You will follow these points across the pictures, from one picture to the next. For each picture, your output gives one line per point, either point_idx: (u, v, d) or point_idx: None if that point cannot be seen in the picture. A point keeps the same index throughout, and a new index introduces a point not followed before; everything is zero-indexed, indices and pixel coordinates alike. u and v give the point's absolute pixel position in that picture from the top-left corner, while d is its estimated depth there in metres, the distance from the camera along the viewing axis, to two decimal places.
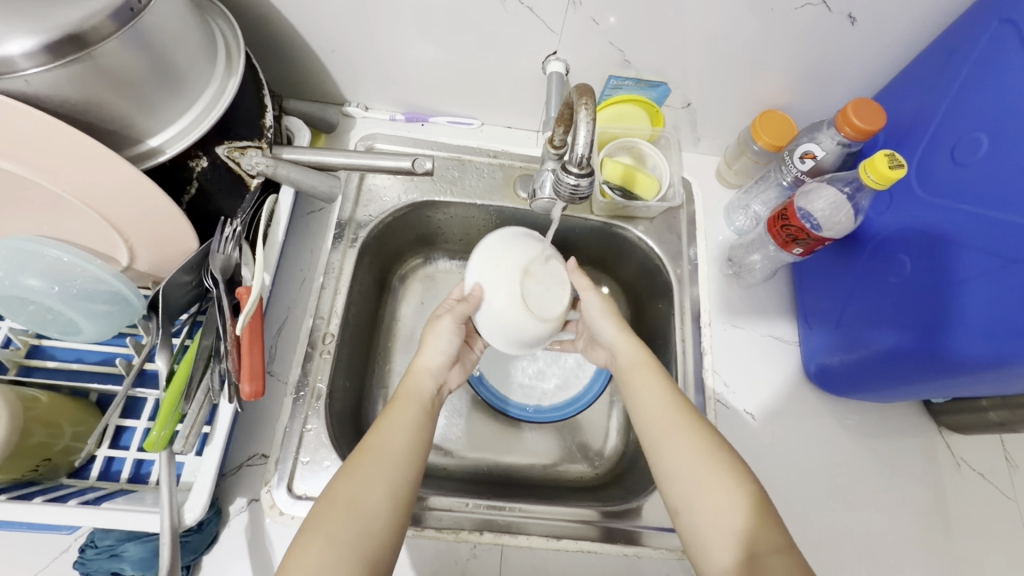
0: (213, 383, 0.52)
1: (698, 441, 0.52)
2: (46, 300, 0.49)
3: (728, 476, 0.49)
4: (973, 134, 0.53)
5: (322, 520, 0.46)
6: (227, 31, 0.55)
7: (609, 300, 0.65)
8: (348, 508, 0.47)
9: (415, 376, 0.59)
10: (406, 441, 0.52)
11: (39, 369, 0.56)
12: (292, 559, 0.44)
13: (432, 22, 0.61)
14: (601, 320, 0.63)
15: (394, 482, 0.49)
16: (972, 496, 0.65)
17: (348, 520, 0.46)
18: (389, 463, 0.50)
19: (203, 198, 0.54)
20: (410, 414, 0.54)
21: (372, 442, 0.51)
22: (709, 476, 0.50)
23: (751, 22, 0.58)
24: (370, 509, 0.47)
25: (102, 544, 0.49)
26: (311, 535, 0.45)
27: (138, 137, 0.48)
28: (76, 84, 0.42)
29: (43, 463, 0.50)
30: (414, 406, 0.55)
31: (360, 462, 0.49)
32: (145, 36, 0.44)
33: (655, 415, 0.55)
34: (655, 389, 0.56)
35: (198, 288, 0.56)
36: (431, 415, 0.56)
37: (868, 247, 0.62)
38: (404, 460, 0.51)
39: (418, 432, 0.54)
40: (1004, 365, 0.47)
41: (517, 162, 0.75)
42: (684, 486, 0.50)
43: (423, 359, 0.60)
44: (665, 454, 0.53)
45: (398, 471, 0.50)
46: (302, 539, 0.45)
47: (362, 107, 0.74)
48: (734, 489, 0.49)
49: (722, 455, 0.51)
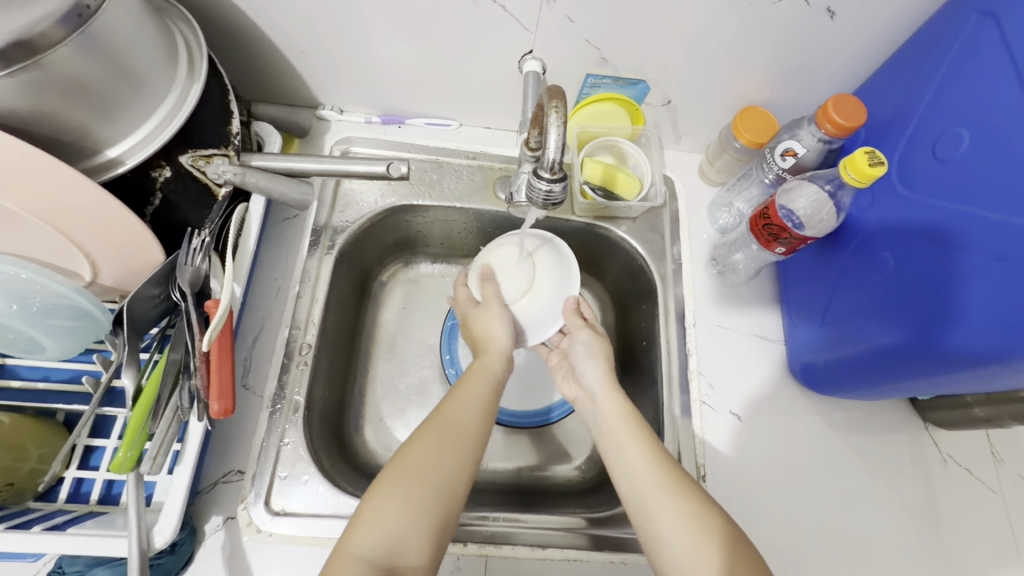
0: (181, 401, 0.50)
1: (683, 506, 0.49)
2: (5, 319, 0.47)
3: (719, 543, 0.46)
4: (955, 129, 0.52)
5: (400, 480, 0.47)
6: (189, 34, 0.53)
7: (603, 343, 0.63)
8: (427, 475, 0.47)
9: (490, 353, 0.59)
10: (474, 416, 0.53)
11: (3, 390, 0.54)
12: (364, 517, 0.45)
13: (403, 22, 0.59)
14: (586, 359, 0.63)
15: (465, 456, 0.50)
16: (959, 491, 0.65)
17: (427, 486, 0.47)
18: (461, 435, 0.51)
19: (169, 208, 0.52)
20: (481, 387, 0.56)
21: (443, 413, 0.52)
22: (698, 544, 0.46)
23: (729, 18, 0.57)
24: (449, 477, 0.48)
25: (70, 570, 0.47)
26: (386, 495, 0.46)
27: (96, 147, 0.46)
28: (24, 94, 0.40)
29: (6, 488, 0.48)
30: (483, 384, 0.56)
31: (435, 432, 0.50)
32: (98, 42, 0.42)
33: (637, 478, 0.52)
34: (638, 448, 0.53)
35: (167, 301, 0.55)
36: (496, 391, 0.57)
37: (851, 244, 0.61)
38: (473, 435, 0.52)
39: (483, 408, 0.55)
40: (1006, 361, 0.45)
41: (497, 163, 0.74)
42: (675, 552, 0.47)
43: (497, 339, 0.60)
44: (652, 521, 0.49)
45: (468, 444, 0.51)
46: (375, 498, 0.46)
47: (336, 109, 0.73)
48: (726, 557, 0.45)
49: (709, 521, 0.47)
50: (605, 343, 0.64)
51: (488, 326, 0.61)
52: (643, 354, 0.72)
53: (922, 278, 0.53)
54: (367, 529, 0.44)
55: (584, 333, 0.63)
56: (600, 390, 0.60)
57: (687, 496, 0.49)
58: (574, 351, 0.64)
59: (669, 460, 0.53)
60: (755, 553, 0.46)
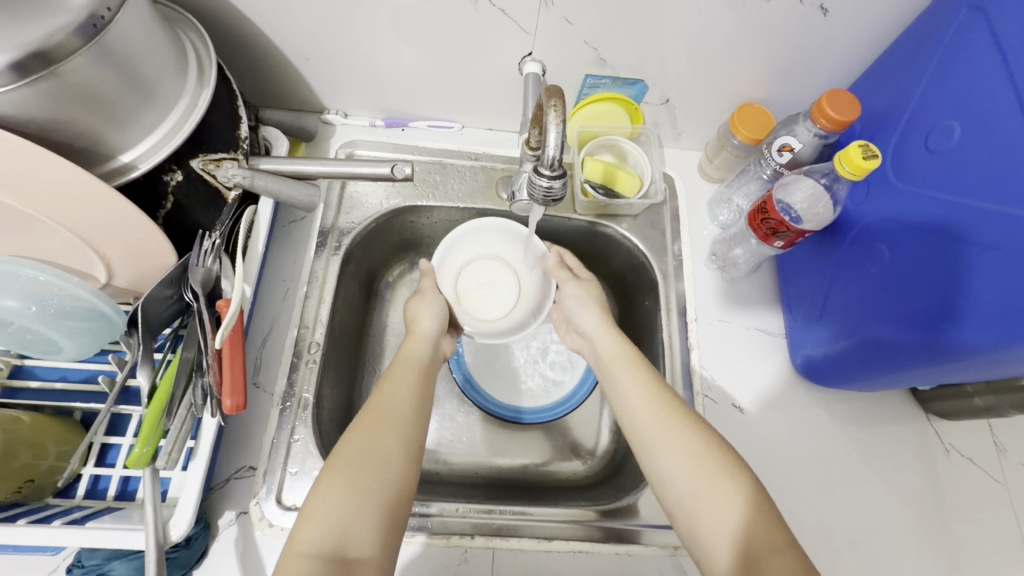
0: (195, 397, 0.51)
1: (685, 440, 0.50)
2: (24, 320, 0.48)
3: (715, 475, 0.48)
4: (946, 122, 0.53)
5: (348, 467, 0.48)
6: (198, 42, 0.55)
7: (591, 289, 0.68)
8: (366, 460, 0.48)
9: (416, 339, 0.63)
10: (408, 399, 0.55)
11: (22, 390, 0.55)
12: (308, 512, 0.45)
13: (405, 26, 0.61)
14: (581, 308, 0.67)
15: (406, 436, 0.51)
16: (962, 481, 0.66)
17: (367, 470, 0.48)
18: (397, 418, 0.52)
19: (180, 211, 0.53)
20: (408, 375, 0.57)
21: (378, 401, 0.53)
22: (697, 477, 0.48)
23: (726, 17, 0.58)
24: (390, 458, 0.49)
25: (89, 563, 0.48)
26: (330, 485, 0.46)
27: (110, 153, 0.48)
28: (43, 102, 0.42)
29: (25, 485, 0.50)
30: (412, 368, 0.59)
31: (371, 420, 0.51)
32: (113, 52, 0.44)
33: (641, 422, 0.54)
34: (641, 392, 0.55)
35: (180, 302, 0.56)
36: (426, 373, 0.59)
37: (848, 237, 0.62)
38: (407, 416, 0.53)
39: (419, 389, 0.57)
40: (1010, 349, 0.46)
41: (499, 163, 0.75)
42: (676, 485, 0.49)
43: (423, 324, 0.65)
44: (656, 458, 0.51)
45: (405, 426, 0.52)
46: (317, 491, 0.46)
47: (341, 114, 0.74)
48: (724, 489, 0.47)
49: (710, 454, 0.49)
50: (596, 288, 0.69)
51: (418, 315, 0.65)
52: (645, 350, 0.73)
53: (920, 271, 0.54)
54: (312, 521, 0.45)
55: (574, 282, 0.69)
56: (599, 333, 0.64)
57: (690, 432, 0.51)
58: (568, 302, 0.69)
59: (673, 400, 0.54)
60: (755, 484, 0.47)
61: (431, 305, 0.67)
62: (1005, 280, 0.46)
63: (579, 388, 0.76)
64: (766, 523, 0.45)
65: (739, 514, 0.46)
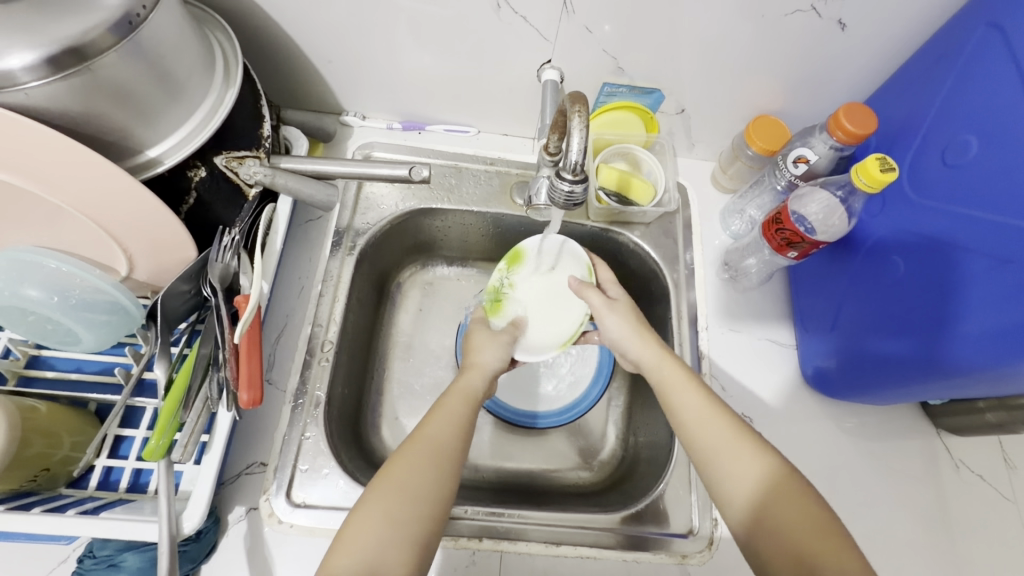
0: (211, 391, 0.52)
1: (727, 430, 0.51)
2: (46, 310, 0.49)
3: (767, 475, 0.48)
4: (963, 136, 0.53)
5: (381, 499, 0.47)
6: (226, 43, 0.56)
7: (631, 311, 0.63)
8: (405, 494, 0.47)
9: (475, 371, 0.59)
10: (452, 431, 0.52)
11: (39, 380, 0.56)
12: (343, 539, 0.45)
13: (427, 32, 0.62)
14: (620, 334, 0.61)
15: (444, 473, 0.49)
16: (972, 498, 0.65)
17: (400, 505, 0.46)
18: (439, 453, 0.50)
19: (202, 207, 0.54)
20: (458, 408, 0.54)
21: (423, 431, 0.51)
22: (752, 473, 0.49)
23: (743, 29, 0.59)
24: (424, 497, 0.47)
25: (101, 554, 0.49)
26: (363, 517, 0.46)
27: (137, 148, 0.49)
28: (74, 95, 0.43)
29: (41, 473, 0.50)
30: (465, 400, 0.55)
31: (412, 451, 0.49)
32: (144, 49, 0.44)
33: (698, 428, 0.52)
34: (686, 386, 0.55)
35: (198, 297, 0.57)
36: (474, 407, 0.55)
37: (861, 250, 0.62)
38: (450, 448, 0.51)
39: (464, 423, 0.53)
40: (1005, 368, 0.47)
41: (513, 168, 0.76)
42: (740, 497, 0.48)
43: (480, 360, 0.61)
44: (718, 461, 0.50)
45: (447, 462, 0.50)
46: (355, 520, 0.46)
47: (360, 116, 0.75)
48: (775, 494, 0.47)
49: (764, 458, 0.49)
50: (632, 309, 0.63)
51: (479, 352, 0.61)
52: None
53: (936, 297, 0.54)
54: (346, 552, 0.44)
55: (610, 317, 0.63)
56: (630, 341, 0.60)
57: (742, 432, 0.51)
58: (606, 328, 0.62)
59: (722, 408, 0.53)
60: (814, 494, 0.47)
61: (495, 342, 0.63)
62: (1004, 304, 0.48)
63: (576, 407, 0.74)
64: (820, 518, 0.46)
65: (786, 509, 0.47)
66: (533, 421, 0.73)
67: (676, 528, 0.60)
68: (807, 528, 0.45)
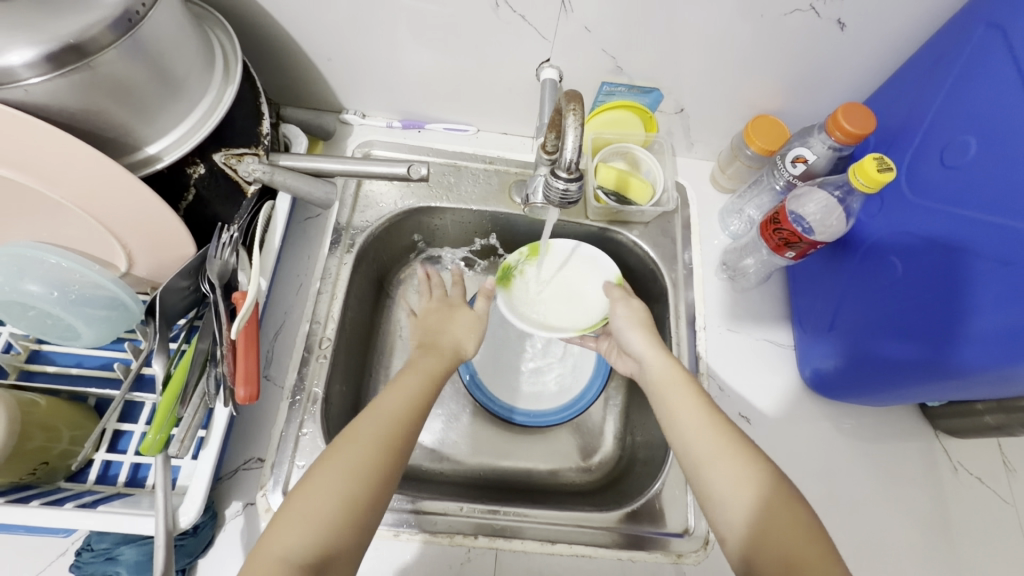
0: (208, 387, 0.52)
1: (728, 444, 0.50)
2: (46, 305, 0.49)
3: (764, 494, 0.47)
4: (962, 137, 0.53)
5: (327, 472, 0.46)
6: (226, 41, 0.56)
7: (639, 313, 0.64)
8: (352, 470, 0.46)
9: (438, 347, 0.59)
10: (407, 406, 0.52)
11: (39, 374, 0.56)
12: (283, 520, 0.44)
13: (426, 31, 0.62)
14: (630, 333, 0.62)
15: (394, 448, 0.49)
16: (971, 501, 0.65)
17: (347, 484, 0.46)
18: (390, 429, 0.49)
19: (201, 204, 0.55)
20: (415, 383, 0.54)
21: (375, 407, 0.51)
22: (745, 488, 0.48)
23: (742, 28, 0.59)
24: (376, 474, 0.47)
25: (99, 547, 0.49)
26: (310, 494, 0.45)
27: (136, 145, 0.49)
28: (74, 92, 0.43)
29: (40, 467, 0.51)
30: (420, 376, 0.55)
31: (362, 428, 0.49)
32: (144, 46, 0.45)
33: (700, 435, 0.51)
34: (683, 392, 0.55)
35: (196, 293, 0.57)
36: (432, 390, 0.55)
37: (860, 250, 0.62)
38: (403, 424, 0.50)
39: (418, 400, 0.53)
40: (1007, 370, 0.47)
41: (513, 167, 0.76)
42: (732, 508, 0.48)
43: (451, 337, 0.61)
44: (714, 468, 0.49)
45: (398, 437, 0.49)
46: (299, 494, 0.45)
47: (359, 114, 0.75)
48: (773, 504, 0.47)
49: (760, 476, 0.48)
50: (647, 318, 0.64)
51: (448, 330, 0.62)
52: None
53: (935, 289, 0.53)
54: (287, 531, 0.43)
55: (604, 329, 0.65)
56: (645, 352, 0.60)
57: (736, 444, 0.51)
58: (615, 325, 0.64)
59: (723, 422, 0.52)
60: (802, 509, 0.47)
61: (467, 322, 0.64)
62: (1003, 305, 0.47)
63: (561, 411, 0.73)
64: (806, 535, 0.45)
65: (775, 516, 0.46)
66: (510, 415, 0.73)
67: (672, 527, 0.60)
68: (801, 543, 0.44)
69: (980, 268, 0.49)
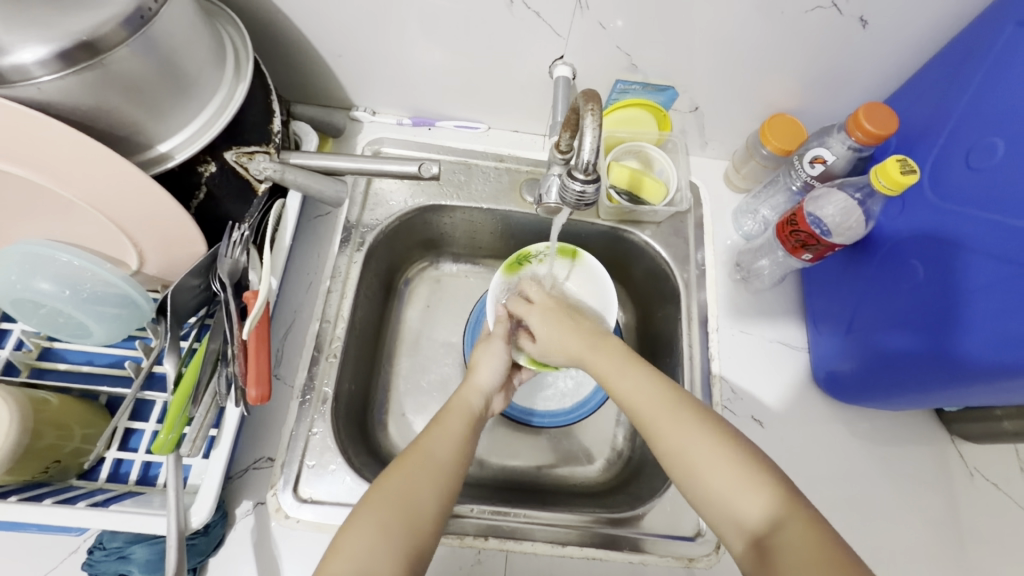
0: (219, 387, 0.52)
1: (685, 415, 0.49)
2: (57, 303, 0.49)
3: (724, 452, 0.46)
4: (989, 138, 0.52)
5: (378, 508, 0.46)
6: (236, 37, 0.55)
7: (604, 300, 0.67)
8: (403, 508, 0.46)
9: (474, 387, 0.60)
10: (451, 447, 0.52)
11: (51, 371, 0.57)
12: (338, 550, 0.44)
13: (439, 27, 0.61)
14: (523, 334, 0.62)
15: (441, 490, 0.49)
16: (986, 506, 0.64)
17: (400, 516, 0.46)
18: (436, 469, 0.50)
19: (212, 202, 0.55)
20: (456, 424, 0.55)
21: (421, 447, 0.51)
22: (743, 491, 0.44)
23: (761, 25, 0.58)
24: (426, 513, 0.47)
25: (111, 546, 0.49)
26: (363, 522, 0.45)
27: (148, 142, 0.49)
28: (86, 89, 0.43)
29: (52, 465, 0.50)
30: (461, 418, 0.56)
31: (410, 466, 0.49)
32: (155, 43, 0.44)
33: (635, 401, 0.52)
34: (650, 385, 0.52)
35: (207, 291, 0.57)
36: (469, 429, 0.55)
37: (881, 252, 0.61)
38: (448, 462, 0.51)
39: (464, 439, 0.54)
40: None
41: (524, 165, 0.75)
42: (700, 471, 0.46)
43: (482, 374, 0.62)
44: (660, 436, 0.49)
45: (446, 479, 0.50)
46: (351, 530, 0.45)
47: (369, 111, 0.75)
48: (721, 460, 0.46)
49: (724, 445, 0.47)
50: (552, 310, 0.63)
51: (481, 366, 0.62)
52: (663, 358, 0.73)
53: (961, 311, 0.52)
54: (342, 561, 0.43)
55: (535, 312, 0.63)
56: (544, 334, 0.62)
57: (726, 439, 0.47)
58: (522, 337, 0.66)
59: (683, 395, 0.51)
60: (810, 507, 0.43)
61: (495, 354, 0.63)
62: None
63: (576, 410, 0.73)
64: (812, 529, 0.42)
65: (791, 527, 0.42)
66: (529, 417, 0.72)
67: (683, 531, 0.60)
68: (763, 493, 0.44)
69: (993, 274, 0.49)
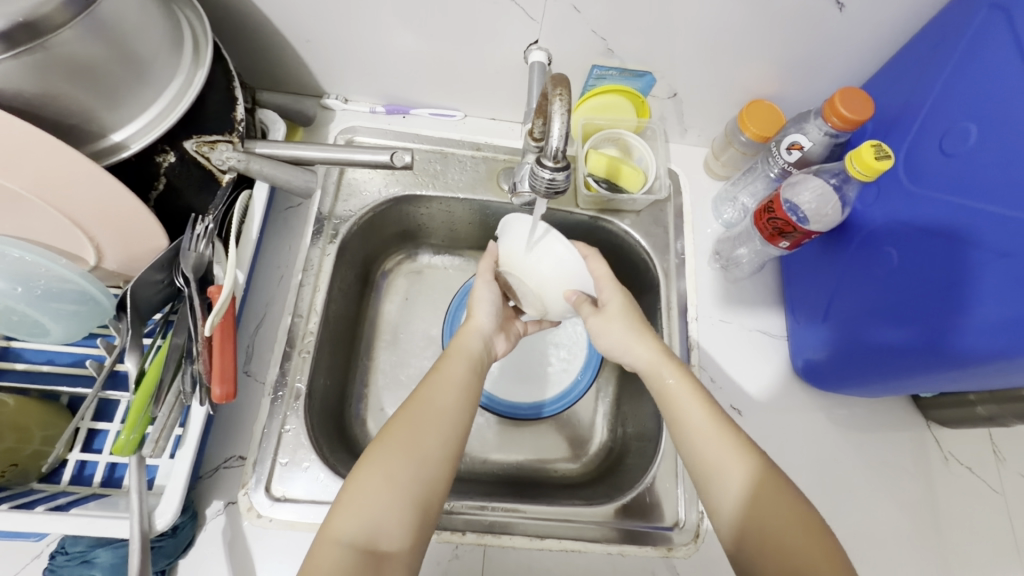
0: (184, 385, 0.50)
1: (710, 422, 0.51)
2: (9, 301, 0.47)
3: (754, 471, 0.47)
4: (963, 123, 0.51)
5: (383, 458, 0.46)
6: (195, 21, 0.53)
7: (622, 322, 0.58)
8: (409, 455, 0.46)
9: (470, 332, 0.58)
10: (452, 394, 0.51)
11: (8, 372, 0.55)
12: (345, 500, 0.44)
13: (409, 11, 0.59)
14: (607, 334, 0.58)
15: (445, 438, 0.48)
16: (959, 490, 0.65)
17: (407, 465, 0.46)
18: (439, 416, 0.49)
19: (172, 194, 0.52)
20: (460, 368, 0.54)
21: (423, 394, 0.50)
22: (736, 470, 0.48)
23: (739, 9, 0.56)
24: (433, 461, 0.47)
25: (73, 551, 0.48)
26: (370, 471, 0.45)
27: (101, 131, 0.47)
28: (30, 74, 0.40)
29: (9, 469, 0.49)
30: (465, 361, 0.55)
31: (414, 413, 0.49)
32: (102, 25, 0.42)
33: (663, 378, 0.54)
34: (686, 391, 0.53)
35: (171, 287, 0.55)
36: (476, 374, 0.54)
37: (857, 238, 0.61)
38: (448, 410, 0.50)
39: (468, 385, 0.53)
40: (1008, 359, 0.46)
41: (501, 154, 0.74)
42: (719, 472, 0.48)
43: (479, 317, 0.60)
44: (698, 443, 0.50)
45: (450, 426, 0.49)
46: (356, 480, 0.45)
47: (341, 99, 0.73)
48: (759, 491, 0.47)
49: (747, 461, 0.48)
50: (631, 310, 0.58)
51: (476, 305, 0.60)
52: None
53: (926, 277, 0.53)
54: (350, 510, 0.43)
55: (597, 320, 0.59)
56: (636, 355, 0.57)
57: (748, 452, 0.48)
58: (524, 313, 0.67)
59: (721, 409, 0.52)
60: (801, 500, 0.46)
61: (491, 294, 0.61)
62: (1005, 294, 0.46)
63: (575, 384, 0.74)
64: (813, 529, 0.45)
65: (781, 524, 0.45)
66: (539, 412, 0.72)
67: (662, 520, 0.60)
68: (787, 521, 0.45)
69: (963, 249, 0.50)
